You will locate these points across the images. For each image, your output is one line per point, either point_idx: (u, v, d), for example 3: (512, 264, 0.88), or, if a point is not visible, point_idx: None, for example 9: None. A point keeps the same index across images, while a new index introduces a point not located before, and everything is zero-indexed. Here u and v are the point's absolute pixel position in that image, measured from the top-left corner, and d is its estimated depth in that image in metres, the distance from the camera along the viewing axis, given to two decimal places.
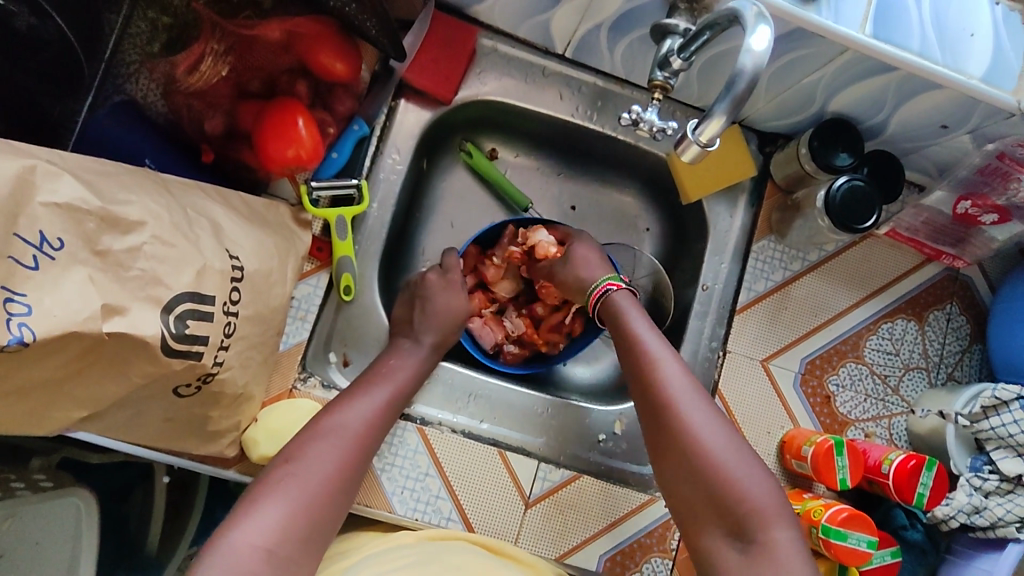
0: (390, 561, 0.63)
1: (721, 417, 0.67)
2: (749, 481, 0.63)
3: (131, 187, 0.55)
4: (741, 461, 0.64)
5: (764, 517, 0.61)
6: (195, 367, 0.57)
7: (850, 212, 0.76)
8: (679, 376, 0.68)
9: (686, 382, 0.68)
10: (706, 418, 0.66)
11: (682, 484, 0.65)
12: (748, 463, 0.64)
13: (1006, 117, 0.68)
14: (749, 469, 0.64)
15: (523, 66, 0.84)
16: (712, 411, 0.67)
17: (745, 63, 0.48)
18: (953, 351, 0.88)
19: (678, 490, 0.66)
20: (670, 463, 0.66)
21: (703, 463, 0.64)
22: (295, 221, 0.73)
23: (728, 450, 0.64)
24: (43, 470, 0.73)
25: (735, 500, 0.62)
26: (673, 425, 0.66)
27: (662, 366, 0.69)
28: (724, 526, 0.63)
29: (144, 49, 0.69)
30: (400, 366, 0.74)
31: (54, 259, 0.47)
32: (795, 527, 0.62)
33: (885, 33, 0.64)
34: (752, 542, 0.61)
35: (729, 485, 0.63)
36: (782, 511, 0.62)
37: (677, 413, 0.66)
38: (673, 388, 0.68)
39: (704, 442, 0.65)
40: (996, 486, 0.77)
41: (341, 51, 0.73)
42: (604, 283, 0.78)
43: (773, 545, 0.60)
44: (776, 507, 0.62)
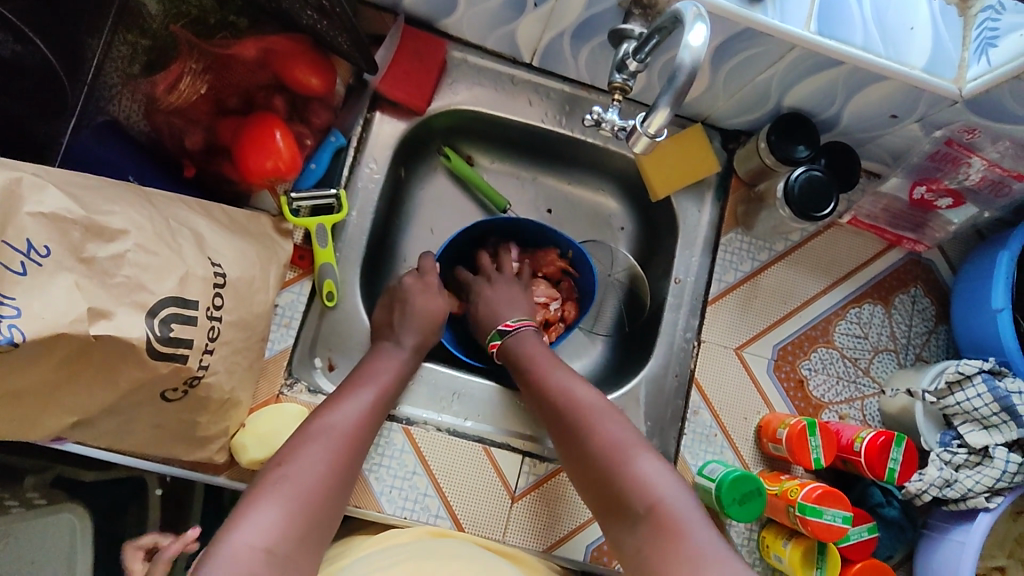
0: (382, 561, 0.66)
1: (606, 411, 0.72)
2: (636, 463, 0.67)
3: (115, 200, 0.57)
4: (627, 446, 0.68)
5: (651, 492, 0.64)
6: (182, 370, 0.60)
7: (809, 201, 0.79)
8: (564, 376, 0.75)
9: (572, 381, 0.75)
10: (585, 411, 0.72)
11: (585, 484, 0.70)
12: (631, 444, 0.68)
13: (949, 105, 0.73)
14: (632, 452, 0.68)
15: (492, 75, 0.87)
16: (601, 404, 0.72)
17: (684, 58, 0.51)
18: (919, 332, 0.92)
19: (585, 490, 0.70)
20: (572, 467, 0.72)
21: (593, 458, 0.69)
22: (276, 230, 0.75)
23: (613, 437, 0.69)
24: (37, 488, 0.74)
25: (622, 482, 0.66)
26: (565, 422, 0.72)
27: (548, 372, 0.76)
28: (621, 512, 0.66)
29: (125, 71, 0.71)
30: (385, 366, 0.77)
31: (41, 265, 0.50)
32: (687, 495, 0.65)
33: (830, 29, 0.67)
34: (642, 516, 0.64)
35: (615, 470, 0.67)
36: (671, 482, 0.65)
37: (566, 410, 0.73)
38: (559, 388, 0.74)
39: (587, 437, 0.70)
40: (965, 459, 0.80)
41: (316, 66, 0.76)
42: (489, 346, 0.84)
43: (659, 514, 0.63)
44: (664, 479, 0.66)
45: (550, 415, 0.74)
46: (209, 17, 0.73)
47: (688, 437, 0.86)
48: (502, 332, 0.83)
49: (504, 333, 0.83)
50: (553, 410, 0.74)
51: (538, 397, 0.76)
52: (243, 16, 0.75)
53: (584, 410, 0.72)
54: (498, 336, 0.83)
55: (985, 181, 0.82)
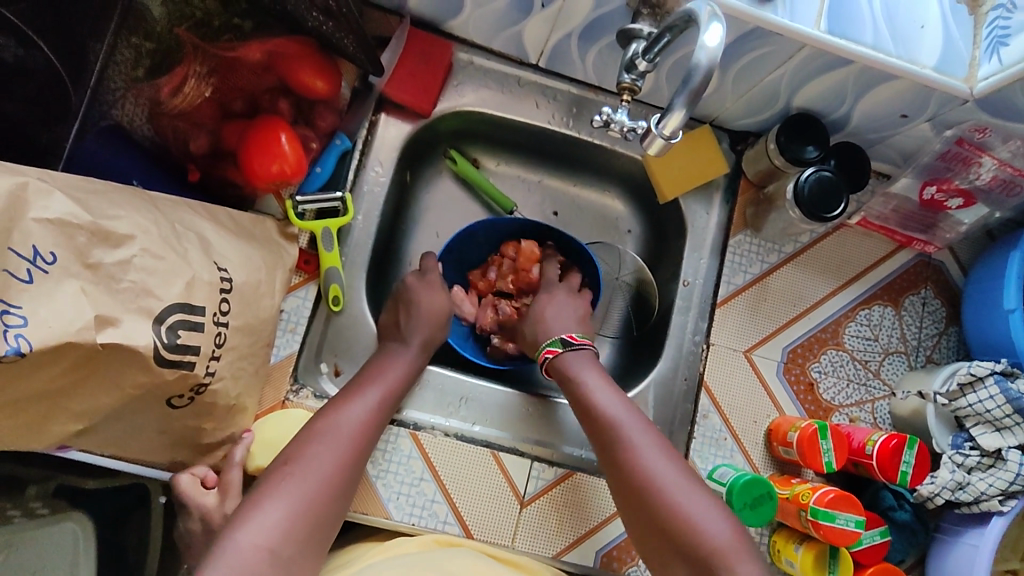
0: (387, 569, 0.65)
1: (670, 457, 0.70)
2: (707, 520, 0.65)
3: (121, 204, 0.57)
4: (695, 500, 0.67)
5: (724, 553, 0.63)
6: (188, 377, 0.59)
7: (820, 202, 0.79)
8: (629, 419, 0.73)
9: (637, 424, 0.72)
10: (651, 459, 0.69)
11: (644, 529, 0.68)
12: (700, 497, 0.67)
13: (960, 104, 0.72)
14: (704, 507, 0.66)
15: (499, 77, 0.87)
16: (667, 453, 0.70)
17: (701, 58, 0.50)
18: (930, 333, 0.91)
19: (643, 536, 0.69)
20: (630, 511, 0.70)
21: (658, 507, 0.67)
22: (282, 235, 0.75)
23: (682, 489, 0.67)
24: (39, 499, 0.74)
25: (692, 539, 0.65)
26: (629, 467, 0.70)
27: (612, 413, 0.73)
28: (688, 567, 0.65)
29: (129, 75, 0.70)
30: (392, 367, 0.76)
31: (47, 272, 0.49)
32: (757, 560, 0.64)
33: (840, 28, 0.67)
34: None
35: (685, 525, 0.65)
36: (742, 546, 0.64)
37: (631, 455, 0.70)
38: (624, 431, 0.72)
39: (653, 484, 0.68)
40: (978, 462, 0.79)
41: (320, 69, 0.76)
42: (543, 351, 0.82)
43: None
44: (735, 542, 0.64)
45: (610, 454, 0.72)
46: (213, 19, 0.73)
47: (698, 441, 0.85)
48: (565, 342, 0.81)
49: (566, 343, 0.81)
50: (615, 451, 0.71)
51: (598, 434, 0.73)
52: (248, 19, 0.74)
53: (649, 455, 0.69)
54: (559, 344, 0.81)
55: (996, 181, 0.81)
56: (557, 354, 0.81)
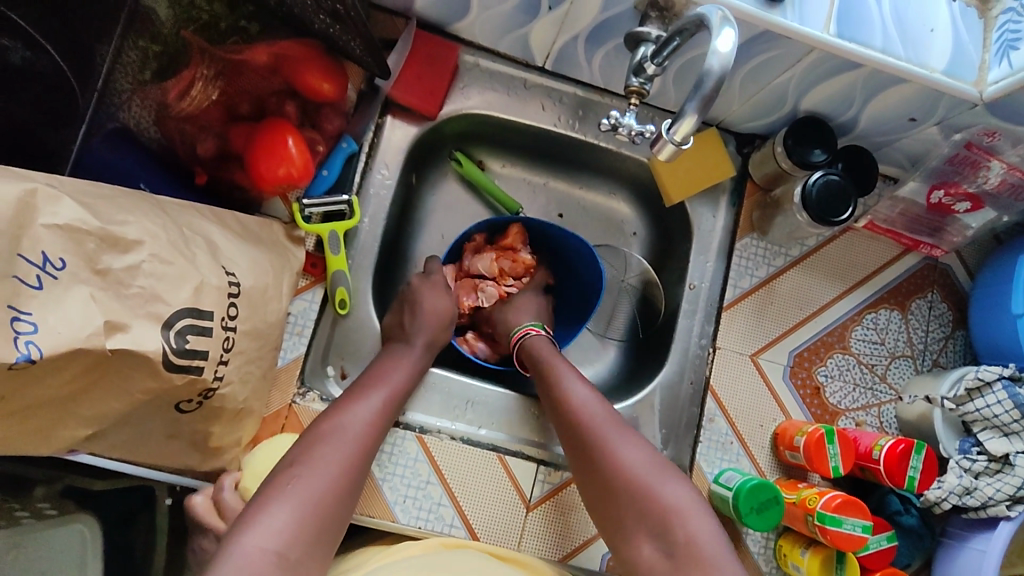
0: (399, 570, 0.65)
1: (625, 429, 0.71)
2: (661, 484, 0.65)
3: (129, 209, 0.57)
4: (649, 465, 0.67)
5: (678, 514, 0.63)
6: (196, 382, 0.59)
7: (828, 206, 0.78)
8: (585, 392, 0.74)
9: (592, 397, 0.74)
10: (606, 427, 0.70)
11: (603, 503, 0.68)
12: (653, 464, 0.67)
13: (970, 108, 0.71)
14: (657, 471, 0.66)
15: (505, 79, 0.87)
16: (622, 423, 0.71)
17: (713, 63, 0.50)
18: (936, 338, 0.91)
19: (602, 509, 0.68)
20: (589, 486, 0.70)
21: (611, 472, 0.67)
22: (288, 238, 0.75)
23: (636, 457, 0.67)
24: (47, 499, 0.74)
25: (648, 503, 0.64)
26: (584, 436, 0.70)
27: (568, 386, 0.74)
28: (643, 530, 0.64)
29: (135, 77, 0.70)
30: (398, 370, 0.76)
31: (56, 278, 0.49)
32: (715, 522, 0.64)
33: (849, 32, 0.66)
34: (671, 540, 0.62)
35: (640, 490, 0.65)
36: (698, 507, 0.64)
37: (586, 425, 0.71)
38: (580, 403, 0.73)
39: (607, 452, 0.68)
40: (986, 467, 0.79)
41: (327, 72, 0.76)
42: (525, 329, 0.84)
43: (691, 540, 0.61)
44: (691, 504, 0.64)
45: (569, 431, 0.72)
46: (220, 22, 0.73)
47: (704, 445, 0.85)
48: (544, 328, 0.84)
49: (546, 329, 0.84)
50: (574, 426, 0.72)
51: (557, 412, 0.74)
52: (255, 21, 0.75)
53: (606, 428, 0.70)
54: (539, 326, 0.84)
55: (1004, 185, 0.81)
56: (540, 332, 0.83)
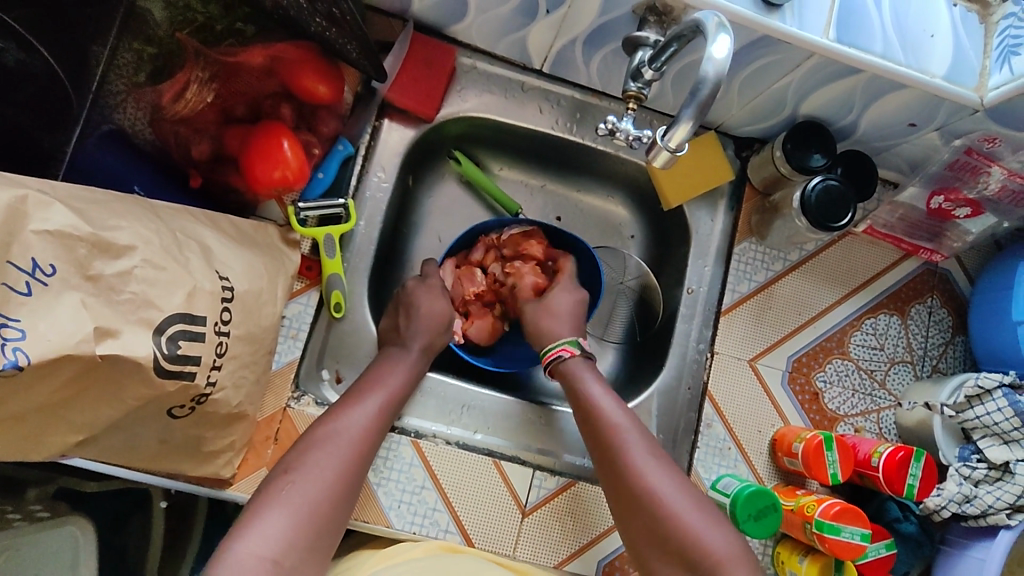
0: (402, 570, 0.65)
1: (663, 462, 0.71)
2: (700, 522, 0.66)
3: (122, 214, 0.56)
4: (688, 502, 0.68)
5: (716, 553, 0.65)
6: (189, 388, 0.58)
7: (827, 211, 0.78)
8: (628, 428, 0.73)
9: (635, 434, 0.73)
10: (650, 468, 0.70)
11: (643, 541, 0.68)
12: (693, 502, 0.68)
13: (970, 114, 0.71)
14: (704, 518, 0.67)
15: (503, 82, 0.86)
16: (665, 465, 0.70)
17: (708, 70, 0.50)
18: (936, 343, 0.90)
19: (636, 541, 0.69)
20: (624, 517, 0.70)
21: (658, 516, 0.67)
22: (284, 241, 0.74)
23: (675, 494, 0.68)
24: (39, 502, 0.75)
25: (687, 541, 0.65)
26: (629, 477, 0.70)
27: (612, 424, 0.73)
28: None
29: (129, 79, 0.70)
30: (394, 375, 0.75)
31: (47, 285, 0.49)
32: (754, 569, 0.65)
33: (848, 37, 0.66)
34: None
35: (680, 528, 0.66)
36: (742, 556, 0.65)
37: (632, 466, 0.70)
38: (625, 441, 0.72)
39: (648, 487, 0.69)
40: (985, 475, 0.79)
41: (323, 74, 0.75)
42: (559, 348, 0.80)
43: None
44: (736, 553, 0.65)
45: (606, 460, 0.72)
46: (215, 24, 0.73)
47: (702, 450, 0.84)
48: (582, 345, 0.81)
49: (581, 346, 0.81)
50: (612, 456, 0.72)
51: (594, 439, 0.74)
52: (250, 24, 0.74)
53: (645, 461, 0.70)
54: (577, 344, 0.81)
55: (1004, 191, 0.80)
56: (574, 353, 0.80)
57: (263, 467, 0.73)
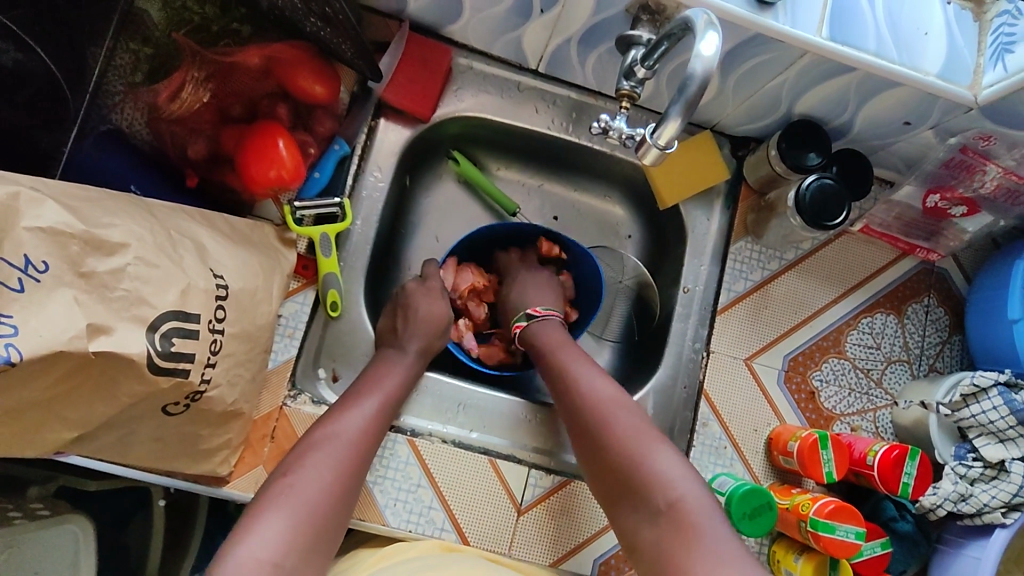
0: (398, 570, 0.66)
1: (624, 401, 0.71)
2: (654, 454, 0.66)
3: (116, 212, 0.57)
4: (646, 439, 0.67)
5: (668, 485, 0.63)
6: (183, 385, 0.59)
7: (822, 211, 0.78)
8: (584, 370, 0.74)
9: (593, 376, 0.74)
10: (602, 405, 0.71)
11: (601, 476, 0.69)
12: (645, 432, 0.68)
13: (964, 112, 0.71)
14: (652, 444, 0.67)
15: (499, 82, 0.86)
16: (625, 402, 0.71)
17: (696, 67, 0.50)
18: (932, 342, 0.90)
19: (598, 480, 0.70)
20: (588, 460, 0.71)
21: (608, 448, 0.68)
22: (280, 240, 0.75)
23: (631, 430, 0.68)
24: (41, 499, 0.76)
25: (639, 474, 0.65)
26: (585, 416, 0.71)
27: (569, 368, 0.75)
28: (637, 502, 0.65)
29: (127, 79, 0.71)
30: (390, 375, 0.76)
31: (39, 281, 0.49)
32: (708, 490, 0.64)
33: (842, 36, 0.66)
34: (661, 511, 0.63)
35: (634, 461, 0.66)
36: (692, 477, 0.64)
37: (588, 406, 0.71)
38: (580, 383, 0.73)
39: (606, 429, 0.69)
40: (981, 473, 0.79)
41: (319, 75, 0.76)
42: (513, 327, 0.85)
43: (679, 509, 0.62)
44: (684, 474, 0.64)
45: (572, 411, 0.73)
46: (211, 25, 0.74)
47: (698, 450, 0.84)
48: (530, 315, 0.84)
49: (531, 317, 0.84)
50: (575, 406, 0.73)
51: (558, 390, 0.75)
52: (247, 24, 0.75)
53: (606, 405, 0.70)
54: (525, 318, 0.84)
55: (1000, 190, 0.80)
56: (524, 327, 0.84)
57: (260, 465, 0.73)
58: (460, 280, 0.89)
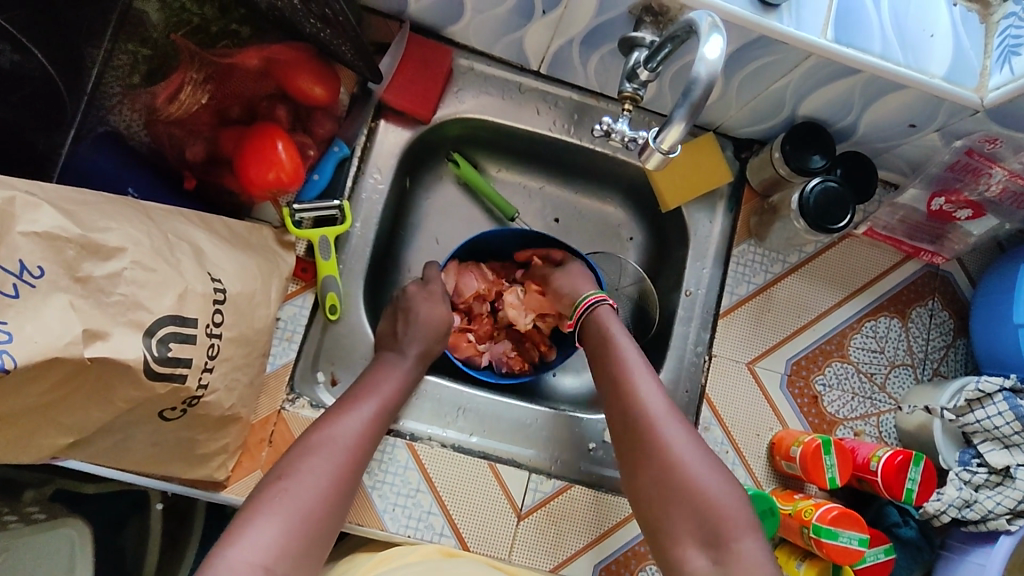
0: None
1: (686, 427, 0.70)
2: (719, 489, 0.66)
3: (113, 216, 0.56)
4: (710, 470, 0.67)
5: (732, 524, 0.64)
6: (180, 390, 0.58)
7: (825, 213, 0.77)
8: (652, 389, 0.72)
9: (659, 397, 0.72)
10: (673, 431, 0.69)
11: (657, 499, 0.67)
12: (711, 467, 0.67)
13: (970, 115, 0.70)
14: (718, 481, 0.66)
15: (500, 83, 0.86)
16: (689, 433, 0.69)
17: (700, 71, 0.49)
18: (937, 346, 0.89)
19: (649, 504, 0.68)
20: (643, 481, 0.69)
21: (677, 475, 0.66)
22: (279, 243, 0.74)
23: (698, 459, 0.67)
24: (36, 503, 0.75)
25: (709, 510, 0.65)
26: (651, 436, 0.69)
27: (637, 382, 0.72)
28: (699, 536, 0.64)
29: (125, 81, 0.69)
30: (389, 379, 0.75)
31: (34, 287, 0.49)
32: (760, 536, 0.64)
33: (847, 38, 0.65)
34: (724, 552, 0.63)
35: (701, 493, 0.65)
36: (749, 522, 0.65)
37: (657, 427, 0.69)
38: (649, 403, 0.71)
39: (673, 453, 0.67)
40: (986, 479, 0.78)
41: (319, 76, 0.76)
42: (591, 297, 0.81)
43: (742, 554, 0.62)
44: (744, 517, 0.65)
45: (635, 426, 0.70)
46: (210, 25, 0.73)
47: None
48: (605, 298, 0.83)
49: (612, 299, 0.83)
50: (639, 420, 0.70)
51: (618, 400, 0.73)
52: (245, 25, 0.74)
53: (674, 429, 0.69)
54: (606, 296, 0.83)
55: (1006, 193, 0.79)
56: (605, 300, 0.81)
57: (257, 469, 0.72)
58: (461, 287, 0.88)
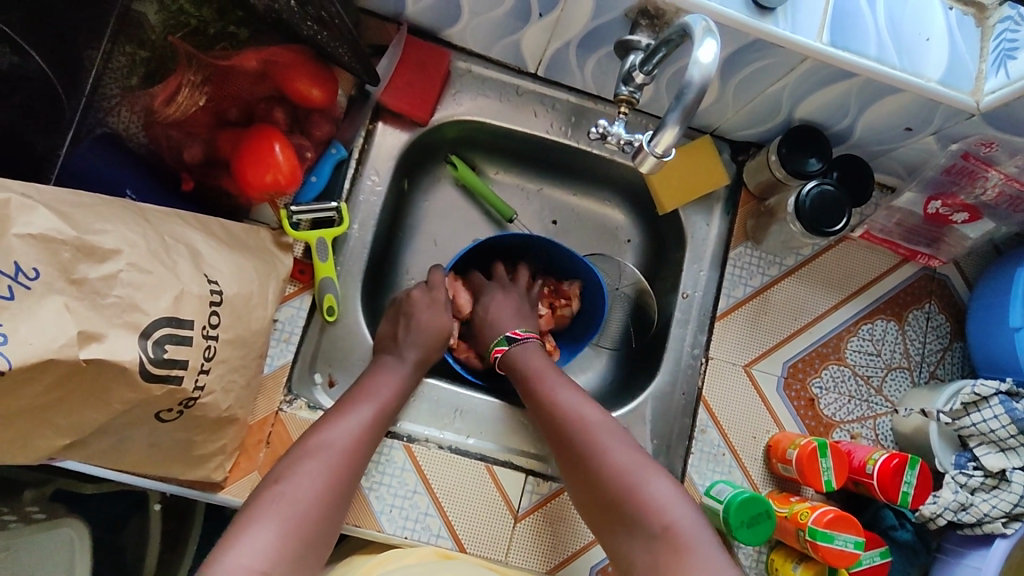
0: None
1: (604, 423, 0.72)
2: (647, 479, 0.66)
3: (109, 218, 0.56)
4: (638, 464, 0.68)
5: (658, 508, 0.65)
6: (176, 392, 0.59)
7: (821, 217, 0.77)
8: (567, 393, 0.74)
9: (574, 399, 0.74)
10: (587, 430, 0.71)
11: (590, 501, 0.69)
12: (631, 457, 0.69)
13: (966, 118, 0.70)
14: (639, 468, 0.67)
15: (497, 85, 0.86)
16: (607, 428, 0.71)
17: (694, 75, 0.50)
18: (933, 349, 0.89)
19: (588, 507, 0.70)
20: (576, 487, 0.71)
21: (596, 473, 0.68)
22: (276, 245, 0.74)
23: (616, 449, 0.69)
24: (36, 503, 0.76)
25: (631, 500, 0.66)
26: (569, 442, 0.71)
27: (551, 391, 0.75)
28: (631, 527, 0.66)
29: (122, 83, 0.70)
30: (386, 381, 0.75)
31: (30, 288, 0.49)
32: (695, 511, 0.65)
33: (843, 41, 0.65)
34: (655, 535, 0.64)
35: (627, 486, 0.66)
36: (679, 500, 0.66)
37: (572, 431, 0.71)
38: (564, 408, 0.73)
39: (590, 453, 0.69)
40: (982, 482, 0.78)
41: (316, 78, 0.76)
42: (493, 351, 0.83)
43: (672, 533, 0.63)
44: (672, 497, 0.65)
45: (557, 437, 0.73)
46: (208, 28, 0.73)
47: (696, 457, 0.83)
48: (510, 339, 0.82)
49: (511, 340, 0.82)
50: (561, 427, 0.72)
51: (542, 412, 0.75)
52: (244, 27, 0.74)
53: (595, 430, 0.71)
54: (506, 342, 0.82)
55: (1002, 196, 0.80)
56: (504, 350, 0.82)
57: (254, 470, 0.73)
58: (457, 298, 0.89)
